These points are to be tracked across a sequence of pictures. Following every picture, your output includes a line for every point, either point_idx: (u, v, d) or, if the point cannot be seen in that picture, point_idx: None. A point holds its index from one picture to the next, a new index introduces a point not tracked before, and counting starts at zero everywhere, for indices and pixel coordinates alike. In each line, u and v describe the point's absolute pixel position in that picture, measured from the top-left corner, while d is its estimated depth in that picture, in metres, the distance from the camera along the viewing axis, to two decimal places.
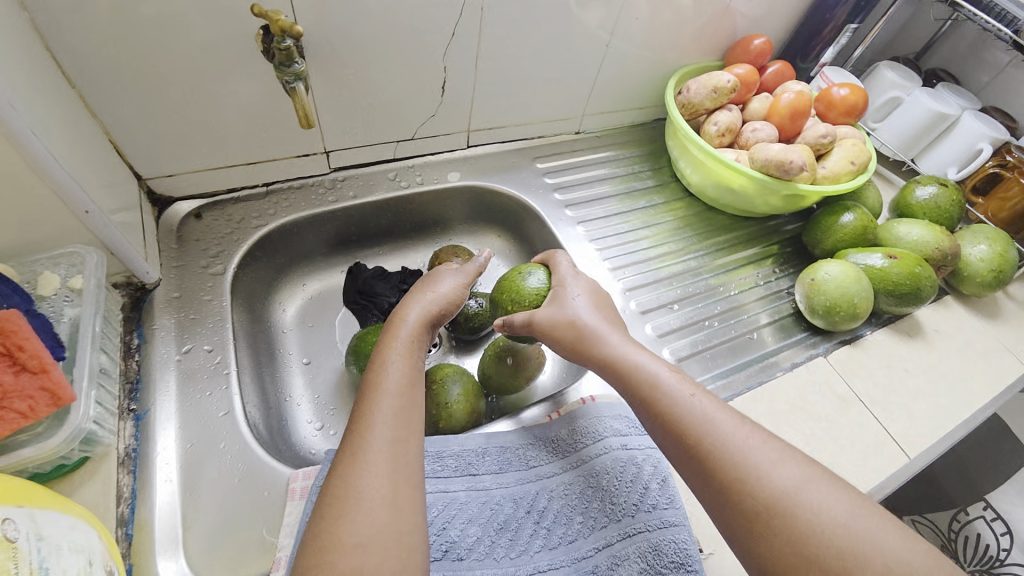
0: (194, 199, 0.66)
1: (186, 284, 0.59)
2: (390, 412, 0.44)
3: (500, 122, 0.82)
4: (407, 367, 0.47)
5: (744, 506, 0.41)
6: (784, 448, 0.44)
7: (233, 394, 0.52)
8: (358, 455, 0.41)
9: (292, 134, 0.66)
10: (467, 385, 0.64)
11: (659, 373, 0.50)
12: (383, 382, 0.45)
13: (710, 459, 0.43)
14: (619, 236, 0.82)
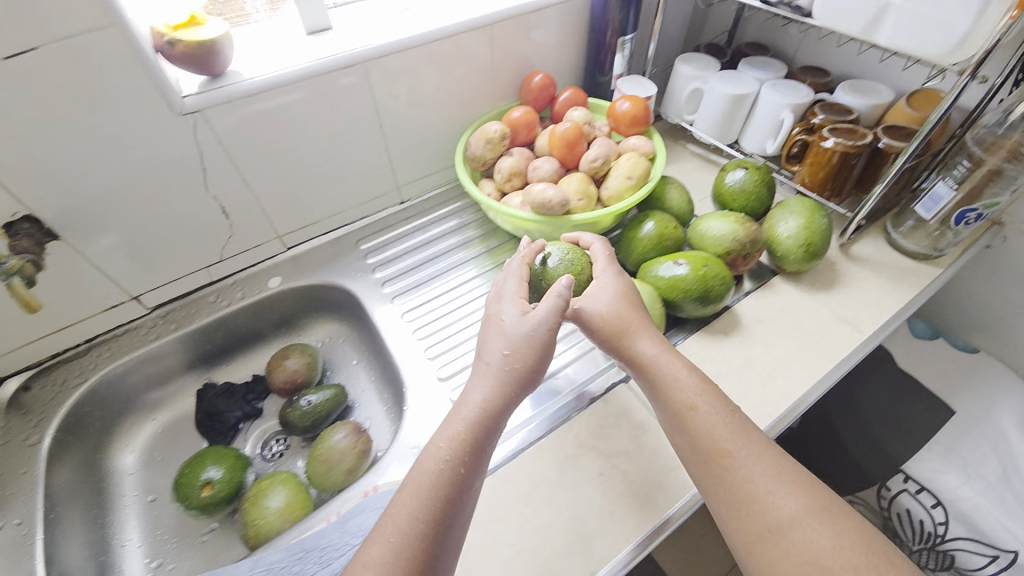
0: (18, 374, 0.71)
1: (2, 463, 0.63)
2: (409, 496, 0.47)
3: (310, 220, 0.85)
4: (450, 444, 0.50)
5: (753, 520, 0.47)
6: (752, 472, 0.50)
7: (35, 566, 0.57)
8: (391, 534, 0.45)
9: (90, 295, 0.71)
10: (289, 491, 0.66)
11: (699, 392, 0.55)
12: (433, 466, 0.48)
13: (730, 472, 0.50)
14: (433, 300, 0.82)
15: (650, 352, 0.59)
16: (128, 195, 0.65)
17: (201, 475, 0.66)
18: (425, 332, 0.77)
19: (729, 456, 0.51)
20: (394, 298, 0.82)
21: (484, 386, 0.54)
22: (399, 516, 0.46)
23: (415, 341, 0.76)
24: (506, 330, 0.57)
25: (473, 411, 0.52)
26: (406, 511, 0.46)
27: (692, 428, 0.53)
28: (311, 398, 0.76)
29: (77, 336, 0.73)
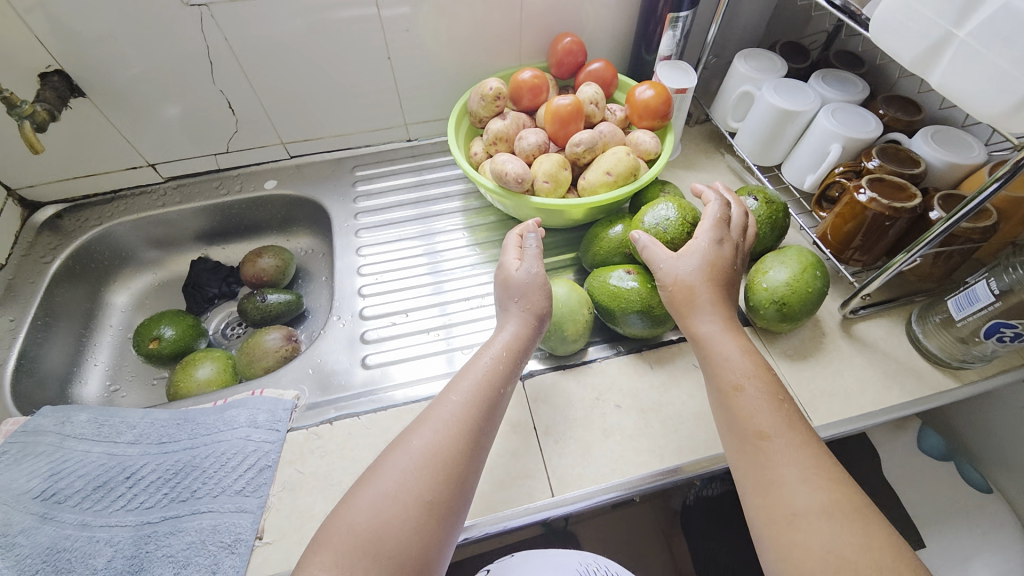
0: (59, 203, 0.86)
1: (21, 271, 0.78)
2: (448, 429, 0.50)
3: (314, 134, 0.89)
4: (492, 374, 0.54)
5: (776, 503, 0.46)
6: (780, 452, 0.48)
7: (13, 352, 0.71)
8: (422, 461, 0.47)
9: (113, 151, 0.82)
10: (216, 366, 0.74)
11: (749, 371, 0.53)
12: (445, 405, 0.51)
13: (761, 457, 0.48)
14: (389, 243, 0.83)
15: (708, 327, 0.56)
16: (145, 70, 0.73)
17: (156, 329, 0.76)
18: (372, 270, 0.79)
19: (767, 440, 0.49)
20: (359, 231, 0.85)
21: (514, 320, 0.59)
22: (407, 447, 0.49)
23: (359, 275, 0.79)
24: (516, 281, 0.60)
25: (494, 355, 0.56)
26: (411, 446, 0.49)
27: (751, 403, 0.51)
28: (266, 296, 0.83)
29: (103, 184, 0.86)
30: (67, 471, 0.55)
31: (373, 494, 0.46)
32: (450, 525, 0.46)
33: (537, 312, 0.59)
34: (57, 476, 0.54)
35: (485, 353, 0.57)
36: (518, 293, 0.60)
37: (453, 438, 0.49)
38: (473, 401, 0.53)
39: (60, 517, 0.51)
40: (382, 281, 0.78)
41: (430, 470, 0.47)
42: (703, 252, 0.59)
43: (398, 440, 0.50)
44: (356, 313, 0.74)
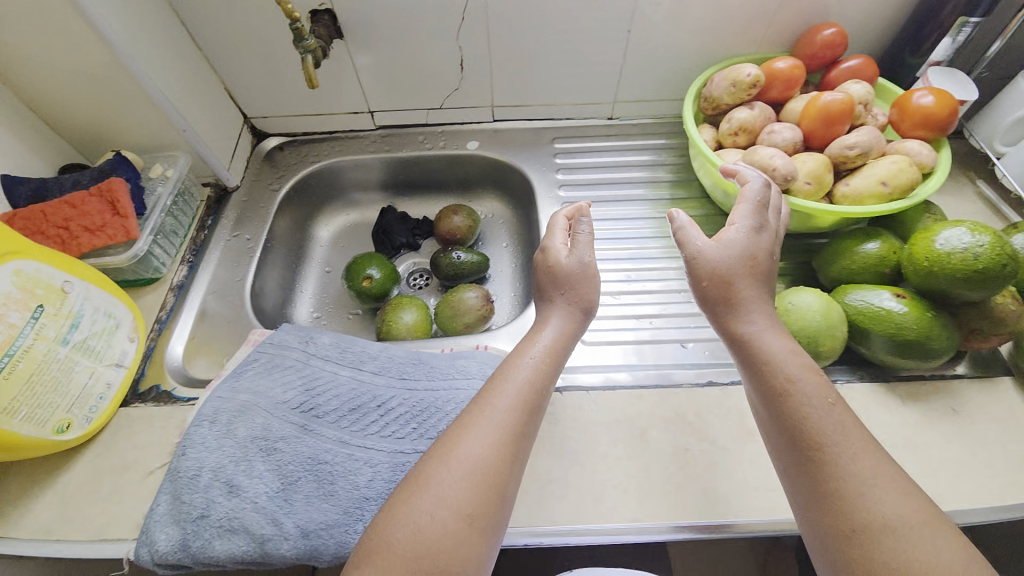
0: (281, 136, 0.91)
1: (253, 194, 0.83)
2: (495, 433, 0.46)
3: (524, 101, 0.88)
4: (534, 376, 0.51)
5: (841, 517, 0.39)
6: (852, 469, 0.40)
7: (251, 269, 0.75)
8: (466, 468, 0.43)
9: (344, 95, 0.85)
10: (419, 314, 0.77)
11: (796, 372, 0.46)
12: (490, 411, 0.47)
13: (822, 466, 0.41)
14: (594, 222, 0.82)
15: (778, 347, 0.48)
16: (400, 20, 0.74)
17: (367, 269, 0.80)
18: None
19: (819, 449, 0.42)
20: (562, 203, 0.84)
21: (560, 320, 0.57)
22: (459, 452, 0.44)
23: None
24: (557, 270, 0.59)
25: (537, 361, 0.52)
26: (448, 447, 0.45)
27: (796, 411, 0.44)
28: (462, 254, 0.85)
29: (323, 124, 0.90)
30: (319, 388, 0.59)
31: (427, 504, 0.41)
32: (494, 539, 0.43)
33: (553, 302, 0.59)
34: (313, 391, 0.59)
35: (530, 353, 0.52)
36: (564, 284, 0.59)
37: (500, 446, 0.45)
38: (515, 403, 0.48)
39: (324, 431, 0.55)
40: None
41: (478, 479, 0.43)
42: (743, 242, 0.54)
43: (444, 442, 0.46)
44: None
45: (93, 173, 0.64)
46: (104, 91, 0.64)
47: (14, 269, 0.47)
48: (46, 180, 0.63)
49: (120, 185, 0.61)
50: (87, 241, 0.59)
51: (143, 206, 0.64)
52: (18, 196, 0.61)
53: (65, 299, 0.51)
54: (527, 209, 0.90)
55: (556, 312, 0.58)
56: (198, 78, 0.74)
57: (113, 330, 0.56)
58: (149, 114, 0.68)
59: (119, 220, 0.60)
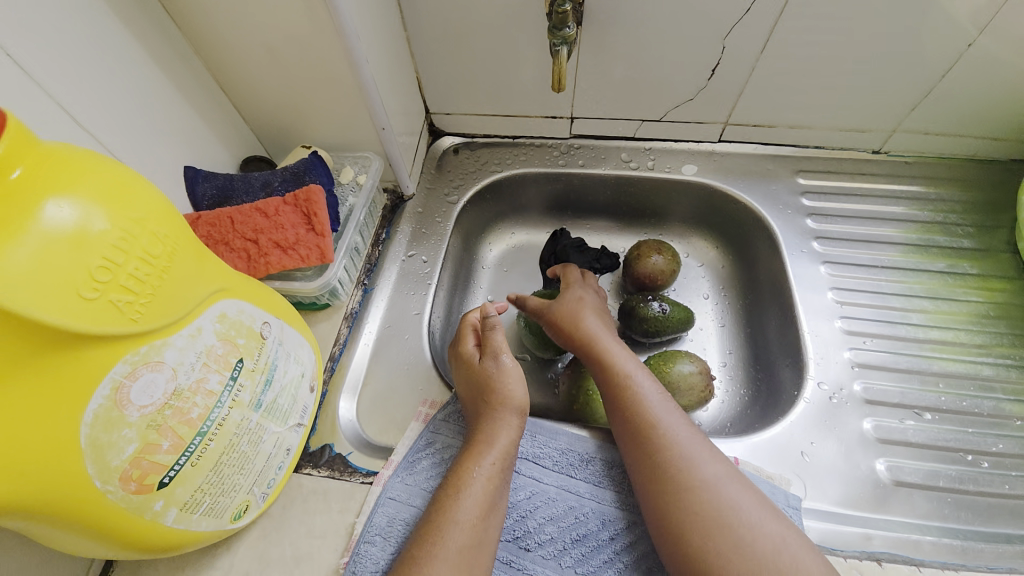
0: (458, 136, 0.78)
1: (429, 203, 0.71)
2: (475, 523, 0.41)
3: (769, 121, 0.69)
4: (490, 488, 0.44)
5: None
6: (692, 466, 0.44)
7: (428, 299, 0.62)
8: (460, 560, 0.40)
9: (548, 96, 0.70)
10: None
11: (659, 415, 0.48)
12: (461, 502, 0.42)
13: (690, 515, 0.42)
14: (876, 297, 0.59)
15: (649, 391, 0.49)
16: (660, 7, 0.57)
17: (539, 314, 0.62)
18: (856, 327, 0.57)
19: (657, 428, 0.47)
20: (825, 263, 0.62)
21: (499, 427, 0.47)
22: (443, 548, 0.40)
23: (838, 330, 0.57)
24: (484, 377, 0.49)
25: (488, 471, 0.44)
26: (431, 547, 0.40)
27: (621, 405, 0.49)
28: (665, 307, 0.67)
29: (510, 128, 0.75)
30: (524, 505, 0.48)
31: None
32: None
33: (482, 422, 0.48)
34: (519, 510, 0.47)
35: (482, 457, 0.45)
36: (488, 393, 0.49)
37: (477, 548, 0.41)
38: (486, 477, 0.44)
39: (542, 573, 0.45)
40: (875, 347, 0.56)
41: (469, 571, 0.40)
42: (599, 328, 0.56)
43: (420, 549, 0.40)
44: (851, 388, 0.53)
45: (287, 173, 0.53)
46: (308, 77, 0.53)
47: (219, 312, 0.35)
48: (233, 176, 0.52)
49: (318, 194, 0.50)
50: (277, 260, 0.48)
51: (338, 220, 0.53)
52: (201, 195, 0.50)
53: (263, 346, 0.40)
54: (756, 258, 0.70)
55: (501, 428, 0.47)
56: (398, 66, 0.62)
57: (299, 381, 0.45)
58: (350, 106, 0.56)
59: (315, 238, 0.49)
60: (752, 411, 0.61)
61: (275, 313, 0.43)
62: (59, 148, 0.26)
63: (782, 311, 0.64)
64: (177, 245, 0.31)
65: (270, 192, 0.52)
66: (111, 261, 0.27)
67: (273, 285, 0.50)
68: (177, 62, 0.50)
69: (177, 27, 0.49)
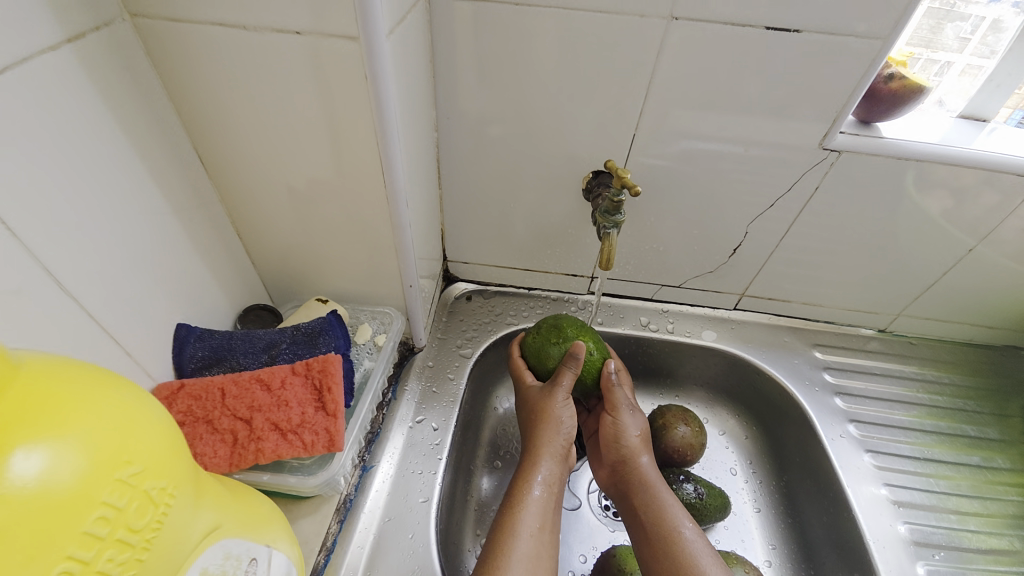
0: (471, 283, 0.75)
1: (440, 356, 0.64)
2: (535, 534, 0.45)
3: (784, 296, 0.71)
4: (546, 505, 0.47)
5: None
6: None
7: (437, 481, 0.52)
8: (527, 571, 0.42)
9: (571, 256, 0.70)
10: None
11: (678, 532, 0.47)
12: (524, 514, 0.46)
13: (676, 558, 0.46)
14: (930, 498, 0.58)
15: (699, 553, 0.46)
16: (689, 193, 0.60)
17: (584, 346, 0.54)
18: (921, 538, 0.55)
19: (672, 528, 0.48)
20: (867, 452, 0.61)
21: (548, 459, 0.50)
22: (507, 564, 0.42)
23: (903, 542, 0.54)
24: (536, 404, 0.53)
25: (546, 486, 0.48)
26: (497, 561, 0.42)
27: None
28: (701, 491, 0.59)
29: (528, 280, 0.73)
30: None
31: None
32: None
33: (652, 496, 0.50)
34: None
35: (534, 480, 0.48)
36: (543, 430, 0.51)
37: (541, 559, 0.44)
38: (544, 504, 0.47)
39: None
40: (945, 563, 0.53)
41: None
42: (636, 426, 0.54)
43: (490, 562, 0.42)
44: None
45: (298, 334, 0.46)
46: (340, 231, 0.50)
47: (197, 572, 0.25)
48: (232, 335, 0.45)
49: (334, 364, 0.43)
50: (272, 447, 0.39)
51: (352, 392, 0.45)
52: (188, 357, 0.42)
53: None
54: (781, 436, 0.67)
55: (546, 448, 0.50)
56: (429, 220, 0.60)
57: None
58: (380, 262, 0.52)
59: (324, 419, 0.41)
60: None
61: (264, 541, 0.32)
62: (72, 371, 0.21)
63: (830, 504, 0.59)
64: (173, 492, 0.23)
65: (274, 354, 0.45)
66: (78, 558, 0.19)
67: (260, 479, 0.39)
68: (198, 209, 0.45)
69: (208, 176, 0.46)
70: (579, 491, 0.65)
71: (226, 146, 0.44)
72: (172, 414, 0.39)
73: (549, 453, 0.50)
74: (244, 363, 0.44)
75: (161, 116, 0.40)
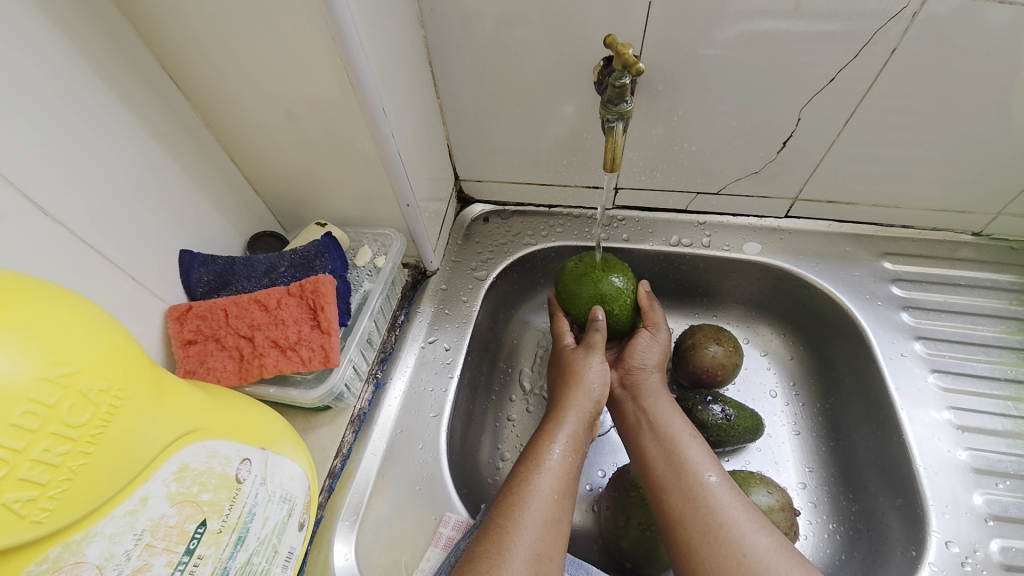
0: (488, 203, 0.71)
1: (454, 279, 0.63)
2: (555, 499, 0.42)
3: (848, 198, 0.59)
4: (567, 467, 0.45)
5: (714, 546, 0.39)
6: (741, 536, 0.38)
7: (448, 397, 0.53)
8: (545, 535, 0.40)
9: (591, 167, 0.62)
10: None
11: (680, 449, 0.44)
12: (541, 474, 0.43)
13: (677, 479, 0.43)
14: (1007, 424, 0.50)
15: (693, 453, 0.44)
16: (726, 76, 0.49)
17: (610, 279, 0.53)
18: (987, 466, 0.48)
19: (675, 446, 0.45)
20: (934, 372, 0.53)
21: (568, 420, 0.48)
22: (520, 527, 0.40)
23: (963, 468, 0.48)
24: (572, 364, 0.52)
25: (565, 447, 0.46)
26: (509, 524, 0.40)
27: (671, 486, 0.43)
28: (730, 412, 0.55)
29: (547, 197, 0.68)
30: None
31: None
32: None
33: (657, 417, 0.48)
34: None
35: (553, 442, 0.46)
36: (568, 391, 0.50)
37: (559, 524, 0.41)
38: (564, 471, 0.44)
39: None
40: (1011, 493, 0.47)
41: (553, 554, 0.40)
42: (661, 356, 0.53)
43: (497, 523, 0.41)
44: (987, 547, 0.44)
45: (295, 257, 0.47)
46: (326, 149, 0.47)
47: (176, 466, 0.27)
48: (235, 260, 0.46)
49: (327, 284, 0.43)
50: (273, 362, 0.41)
51: (350, 311, 0.46)
52: (196, 281, 0.44)
53: (239, 493, 0.31)
54: (832, 354, 0.60)
55: (574, 408, 0.49)
56: (428, 134, 0.56)
57: (285, 523, 0.36)
58: (372, 181, 0.50)
59: (319, 336, 0.42)
60: (852, 555, 0.50)
61: (260, 444, 0.35)
62: (3, 283, 0.22)
63: (878, 426, 0.53)
64: (118, 394, 0.25)
65: (274, 277, 0.46)
66: (10, 445, 0.20)
67: (266, 392, 0.42)
68: (183, 135, 0.45)
69: (185, 99, 0.44)
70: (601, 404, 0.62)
71: (192, 66, 0.42)
72: (184, 333, 0.41)
73: (574, 414, 0.48)
74: (248, 287, 0.45)
75: (117, 35, 0.38)
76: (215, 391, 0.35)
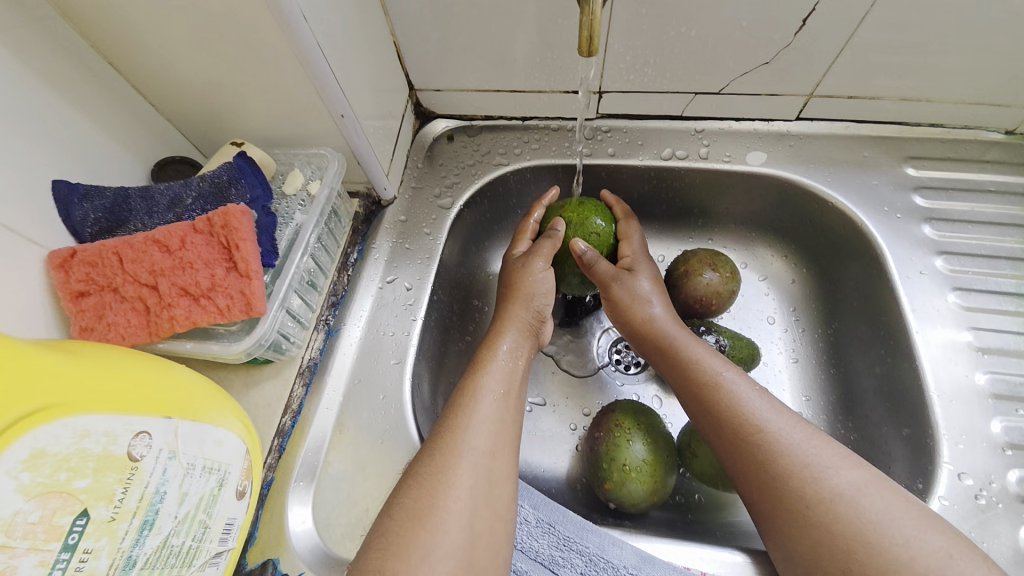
0: (451, 118, 0.60)
1: (414, 209, 0.55)
2: (498, 398, 0.40)
3: (874, 91, 0.50)
4: (512, 370, 0.42)
5: (764, 465, 0.36)
6: (819, 472, 0.34)
7: (411, 342, 0.47)
8: (492, 430, 0.38)
9: (569, 65, 0.51)
10: (662, 452, 0.45)
11: (718, 374, 0.41)
12: (488, 377, 0.41)
13: (720, 403, 0.39)
14: None
15: (747, 396, 0.39)
16: None
17: (594, 222, 0.48)
18: (1007, 392, 0.44)
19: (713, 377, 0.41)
20: (955, 291, 0.47)
21: (509, 330, 0.45)
22: (470, 425, 0.37)
23: (981, 395, 0.43)
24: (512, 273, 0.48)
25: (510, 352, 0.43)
26: (457, 421, 0.38)
27: (710, 413, 0.40)
28: (725, 342, 0.50)
29: (519, 106, 0.57)
30: None
31: (456, 516, 0.33)
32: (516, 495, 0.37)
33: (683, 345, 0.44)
34: None
35: (498, 349, 0.43)
36: (513, 303, 0.46)
37: (506, 423, 0.39)
38: (507, 377, 0.42)
39: None
40: None
41: (503, 452, 0.37)
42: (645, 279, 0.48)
43: (449, 423, 0.38)
44: (1003, 478, 0.41)
45: (204, 185, 0.38)
46: (220, 44, 0.36)
47: (27, 452, 0.22)
48: (128, 193, 0.38)
49: (242, 217, 0.36)
50: (185, 313, 0.34)
51: (277, 249, 0.39)
52: (80, 221, 0.36)
53: (136, 472, 0.27)
54: (841, 275, 0.54)
55: (512, 315, 0.46)
56: (363, 25, 0.44)
57: (216, 495, 0.31)
58: (291, 87, 0.40)
59: (238, 281, 0.35)
60: None
61: (163, 412, 0.29)
62: None
63: (887, 353, 0.48)
64: None
65: (180, 212, 0.38)
66: None
67: (183, 346, 0.36)
68: (31, 31, 0.34)
69: None
70: (587, 343, 0.57)
71: None
72: (71, 283, 0.33)
73: (516, 323, 0.45)
74: (149, 224, 0.37)
75: None
76: (86, 353, 0.29)
